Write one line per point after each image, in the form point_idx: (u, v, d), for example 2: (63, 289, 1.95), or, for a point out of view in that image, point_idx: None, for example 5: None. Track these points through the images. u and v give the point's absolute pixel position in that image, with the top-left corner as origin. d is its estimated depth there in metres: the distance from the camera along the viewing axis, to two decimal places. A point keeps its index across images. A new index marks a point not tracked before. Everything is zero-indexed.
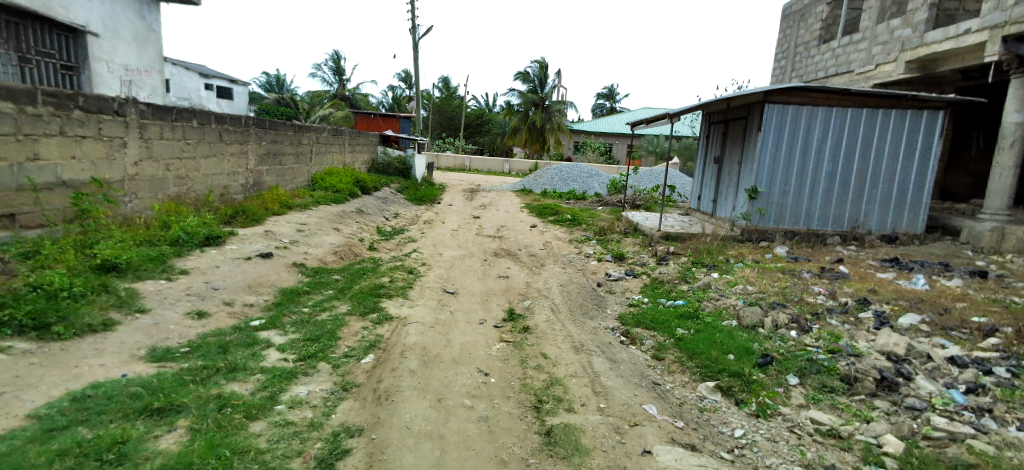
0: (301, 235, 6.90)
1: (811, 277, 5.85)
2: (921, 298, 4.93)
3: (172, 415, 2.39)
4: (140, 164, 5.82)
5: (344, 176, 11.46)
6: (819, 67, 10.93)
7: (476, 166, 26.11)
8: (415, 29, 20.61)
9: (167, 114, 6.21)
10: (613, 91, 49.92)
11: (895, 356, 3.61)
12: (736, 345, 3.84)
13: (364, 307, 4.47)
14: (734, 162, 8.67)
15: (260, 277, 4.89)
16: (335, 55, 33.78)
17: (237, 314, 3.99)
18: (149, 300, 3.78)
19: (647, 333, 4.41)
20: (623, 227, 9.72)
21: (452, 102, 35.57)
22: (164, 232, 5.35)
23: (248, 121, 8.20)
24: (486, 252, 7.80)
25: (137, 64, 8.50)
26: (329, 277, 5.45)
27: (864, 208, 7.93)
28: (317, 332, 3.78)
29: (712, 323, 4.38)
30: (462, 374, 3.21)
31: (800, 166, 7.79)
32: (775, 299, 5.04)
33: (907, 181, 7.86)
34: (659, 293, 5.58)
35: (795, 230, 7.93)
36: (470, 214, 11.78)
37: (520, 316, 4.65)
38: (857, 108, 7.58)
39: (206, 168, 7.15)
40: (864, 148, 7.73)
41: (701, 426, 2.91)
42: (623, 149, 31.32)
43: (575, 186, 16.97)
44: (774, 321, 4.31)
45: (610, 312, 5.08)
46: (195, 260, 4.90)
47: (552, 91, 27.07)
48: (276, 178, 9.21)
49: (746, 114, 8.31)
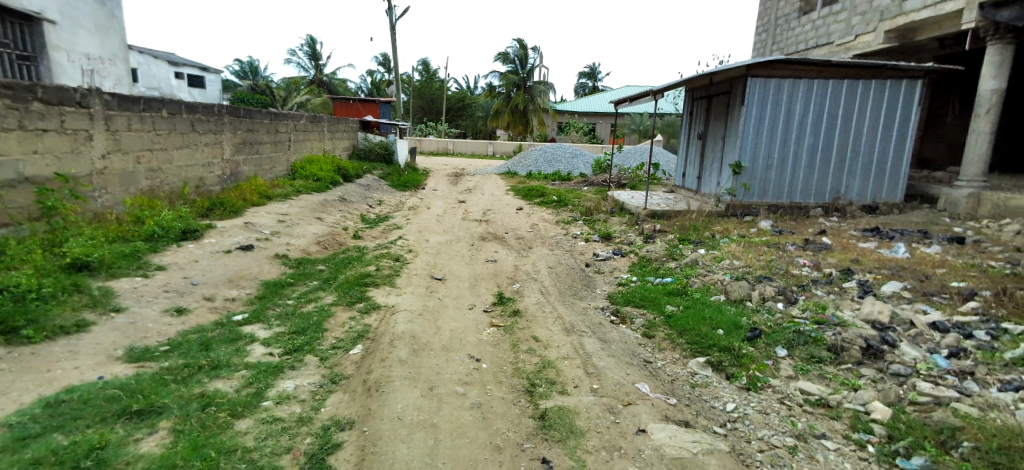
0: (282, 226, 6.75)
1: (795, 250, 5.89)
2: (903, 266, 5.00)
3: (153, 416, 2.32)
4: (109, 157, 5.61)
5: (324, 164, 11.25)
6: (799, 39, 10.92)
7: (459, 149, 25.90)
8: (391, 11, 20.14)
9: (134, 105, 5.98)
10: (594, 70, 49.67)
11: (880, 324, 3.62)
12: (725, 320, 3.84)
13: (351, 297, 4.39)
14: (718, 138, 8.65)
15: (242, 270, 4.78)
16: (310, 40, 32.97)
17: (218, 309, 3.89)
18: (125, 299, 3.66)
19: (637, 311, 4.41)
20: (609, 207, 9.71)
21: (433, 84, 35.05)
22: (138, 228, 5.19)
23: (221, 110, 7.95)
24: (472, 236, 7.74)
25: (99, 53, 8.18)
26: (313, 268, 5.35)
27: (845, 180, 7.99)
28: (303, 324, 3.70)
29: (701, 299, 4.39)
30: (451, 361, 3.16)
31: (783, 139, 7.80)
32: (761, 272, 5.06)
33: (887, 151, 7.93)
34: (647, 271, 5.58)
35: (778, 203, 7.98)
36: (455, 199, 11.68)
37: (509, 299, 4.62)
38: (837, 79, 7.58)
39: (179, 159, 6.93)
40: (845, 120, 7.76)
41: (693, 402, 2.90)
42: (606, 128, 31.26)
43: (560, 166, 16.91)
44: (762, 293, 4.33)
45: (599, 292, 5.07)
46: (173, 256, 4.76)
47: (533, 72, 26.75)
48: (253, 168, 8.99)
49: (728, 89, 8.26)
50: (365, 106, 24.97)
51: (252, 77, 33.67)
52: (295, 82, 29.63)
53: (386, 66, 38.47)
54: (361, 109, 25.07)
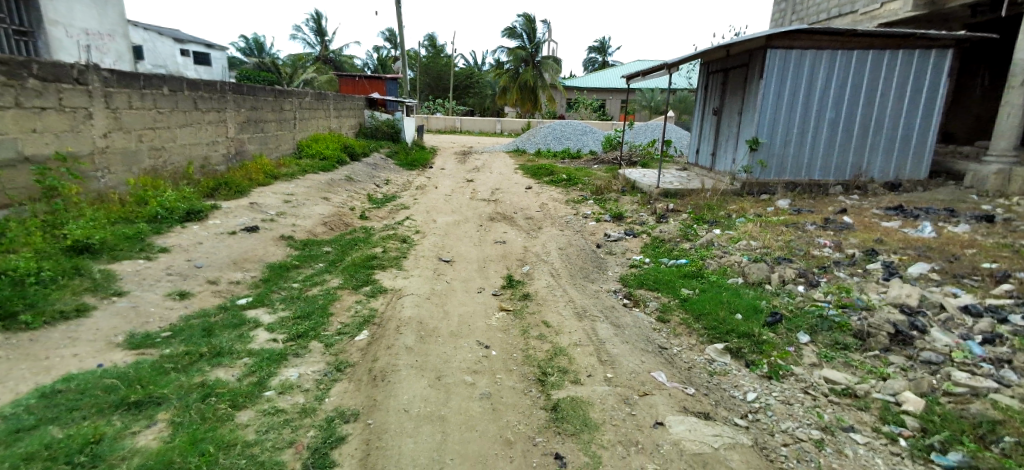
0: (288, 207, 6.64)
1: (815, 230, 5.70)
2: (930, 246, 4.78)
3: (151, 408, 2.23)
4: (110, 136, 5.50)
5: (331, 142, 11.10)
6: (821, 8, 10.51)
7: (467, 127, 25.60)
8: None
9: (134, 82, 5.83)
10: (604, 45, 48.71)
11: (909, 308, 3.45)
12: (743, 303, 3.70)
13: (357, 281, 4.29)
14: (734, 112, 8.38)
15: (246, 252, 4.68)
16: (316, 15, 32.47)
17: (222, 293, 3.80)
18: (128, 282, 3.57)
19: (651, 294, 4.27)
20: (620, 185, 9.51)
21: (440, 60, 34.52)
22: (141, 208, 5.10)
23: (224, 87, 7.79)
24: (481, 216, 7.60)
25: (98, 28, 8.03)
26: (319, 249, 5.25)
27: (868, 156, 7.72)
28: (308, 309, 3.61)
29: (718, 282, 4.25)
30: (460, 348, 3.05)
31: (802, 114, 7.53)
32: (780, 253, 4.89)
33: (912, 126, 7.64)
34: (660, 253, 5.43)
35: (796, 181, 7.75)
36: (463, 178, 11.52)
37: (519, 282, 4.50)
38: (862, 50, 7.27)
39: (183, 138, 6.82)
40: (868, 93, 7.46)
41: (712, 391, 2.78)
42: (616, 104, 30.74)
43: (569, 144, 16.63)
44: (781, 276, 4.17)
45: (611, 274, 4.94)
46: (176, 237, 4.67)
47: (541, 46, 26.18)
48: (259, 147, 8.86)
49: (746, 61, 7.96)
50: (372, 83, 24.60)
51: (258, 55, 33.32)
52: (302, 59, 29.27)
53: (393, 42, 37.91)
54: (368, 86, 24.71)
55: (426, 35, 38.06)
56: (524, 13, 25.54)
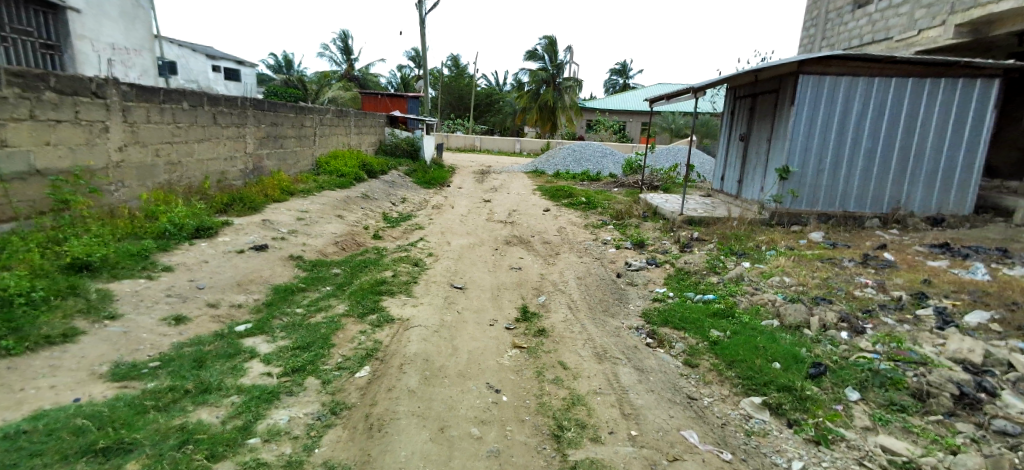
0: (301, 224, 6.50)
1: (853, 267, 5.34)
2: (984, 291, 4.46)
3: (120, 456, 2.00)
4: (126, 150, 5.42)
5: (349, 159, 11.05)
6: (853, 35, 10.22)
7: (487, 146, 25.59)
8: (423, 4, 19.79)
9: (155, 96, 5.80)
10: (626, 68, 48.80)
11: (973, 366, 3.19)
12: (781, 351, 3.42)
13: (363, 308, 4.05)
14: (763, 139, 8.07)
15: (252, 272, 4.50)
16: (342, 34, 33.11)
17: (221, 318, 3.58)
18: (123, 304, 3.38)
19: (676, 334, 3.96)
20: (641, 210, 9.23)
21: (462, 80, 34.84)
22: (150, 224, 4.98)
23: (245, 103, 7.77)
24: (497, 239, 7.37)
25: (124, 43, 8.10)
26: (328, 271, 5.04)
27: (907, 188, 7.32)
28: (310, 338, 3.39)
29: (751, 324, 3.93)
30: (467, 392, 2.78)
31: (837, 142, 7.19)
32: (817, 293, 4.57)
33: (955, 158, 7.23)
34: (685, 286, 5.11)
35: (829, 213, 7.37)
36: (481, 198, 11.35)
37: (535, 315, 4.22)
38: (901, 78, 6.94)
39: (201, 153, 6.75)
40: (908, 122, 7.10)
41: (750, 456, 2.52)
42: (637, 127, 30.60)
43: (589, 166, 16.39)
44: (822, 321, 3.87)
45: (632, 309, 4.64)
46: (182, 255, 4.51)
47: (563, 68, 26.12)
48: (277, 162, 8.81)
49: (776, 87, 7.68)
50: (395, 101, 24.75)
51: (286, 72, 34.10)
52: (327, 77, 29.84)
53: (416, 61, 38.50)
54: (390, 104, 24.86)
55: (448, 55, 38.63)
56: (545, 35, 25.52)
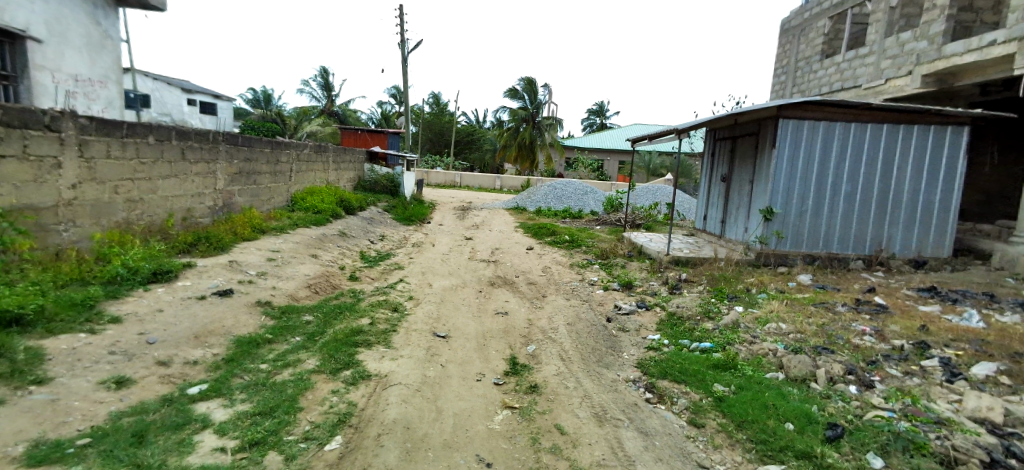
0: (272, 265, 6.10)
1: (847, 311, 5.16)
2: (984, 339, 4.30)
3: None
4: (80, 187, 5.02)
5: (326, 195, 10.70)
6: (823, 82, 10.45)
7: (467, 182, 25.54)
8: (404, 43, 19.95)
9: (116, 130, 5.46)
10: (603, 108, 49.94)
11: (995, 426, 2.95)
12: (793, 409, 3.15)
13: (337, 363, 3.67)
14: (745, 181, 8.03)
15: (212, 323, 4.10)
16: (323, 70, 33.20)
17: (171, 379, 3.17)
18: (55, 365, 2.98)
19: (678, 388, 3.66)
20: (626, 249, 9.06)
21: (443, 117, 35.06)
22: (102, 268, 4.56)
23: (216, 138, 7.44)
24: (480, 280, 7.05)
25: (88, 74, 7.77)
26: (299, 319, 4.63)
27: (887, 230, 7.29)
28: (273, 401, 3.02)
29: (756, 378, 3.66)
30: (454, 469, 2.46)
31: (818, 185, 7.17)
32: (818, 341, 4.34)
33: (932, 201, 7.25)
34: (680, 333, 4.85)
35: (814, 254, 7.27)
36: (462, 235, 11.06)
37: (524, 368, 3.90)
38: (876, 123, 7.01)
39: (165, 190, 6.36)
40: (885, 166, 7.13)
41: None
42: (615, 165, 30.99)
43: (570, 203, 16.29)
44: (829, 374, 3.63)
45: (627, 358, 4.34)
46: (133, 303, 4.11)
47: (542, 107, 26.39)
48: (249, 198, 8.43)
49: (756, 130, 7.71)
50: (374, 137, 24.59)
51: (265, 106, 33.90)
52: (306, 111, 29.73)
53: (397, 97, 38.81)
54: (370, 139, 24.68)
55: (430, 93, 39.04)
56: (523, 79, 25.75)
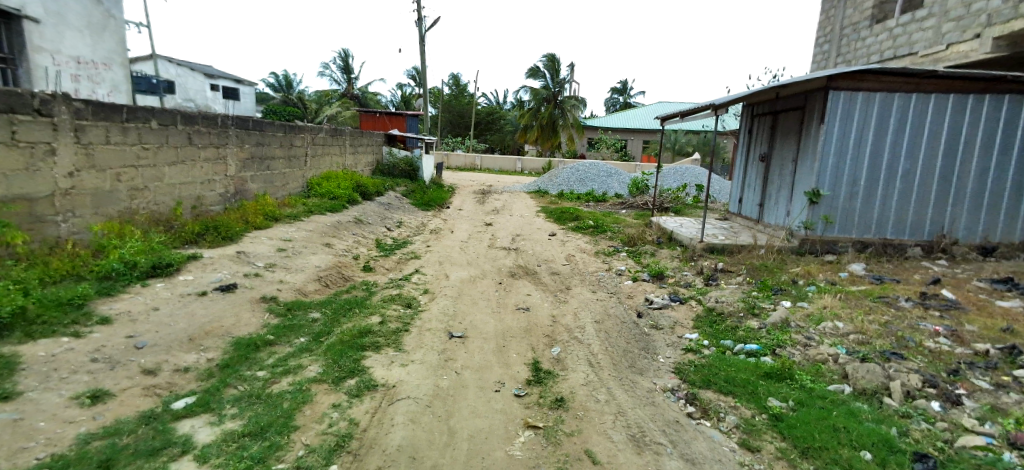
0: (281, 256, 5.78)
1: (912, 308, 4.60)
2: None
3: None
4: (78, 174, 4.74)
5: (343, 180, 10.39)
6: (871, 50, 9.63)
7: (488, 165, 25.09)
8: (422, 22, 19.38)
9: (115, 114, 5.15)
10: (627, 87, 48.90)
11: None
12: (868, 434, 2.67)
13: (340, 370, 3.30)
14: (788, 160, 7.40)
15: (210, 323, 3.77)
16: (344, 53, 32.93)
17: (156, 391, 2.85)
18: (28, 377, 2.68)
19: (724, 401, 3.19)
20: (655, 235, 8.52)
21: (463, 99, 34.57)
22: (97, 262, 4.29)
23: (226, 121, 7.13)
24: (500, 271, 6.62)
25: (90, 56, 7.57)
26: (305, 317, 4.28)
27: (950, 214, 6.61)
28: (266, 418, 2.67)
29: (818, 391, 3.17)
30: None
31: (872, 164, 6.51)
32: (884, 345, 3.81)
33: (1002, 181, 6.53)
34: (722, 333, 4.36)
35: (866, 240, 6.65)
36: (482, 221, 10.65)
37: (550, 375, 3.49)
38: (941, 94, 6.29)
39: (172, 177, 6.08)
40: (950, 143, 6.43)
41: None
42: (639, 145, 30.11)
43: (594, 186, 15.70)
44: (905, 387, 3.13)
45: (663, 363, 3.88)
46: (127, 301, 3.82)
47: (564, 85, 25.48)
48: (262, 185, 8.14)
49: (802, 104, 7.05)
50: (393, 120, 24.19)
51: (287, 91, 33.81)
52: (328, 95, 29.72)
53: (416, 78, 38.29)
54: (389, 122, 24.31)
55: (449, 75, 38.54)
56: (545, 55, 24.90)
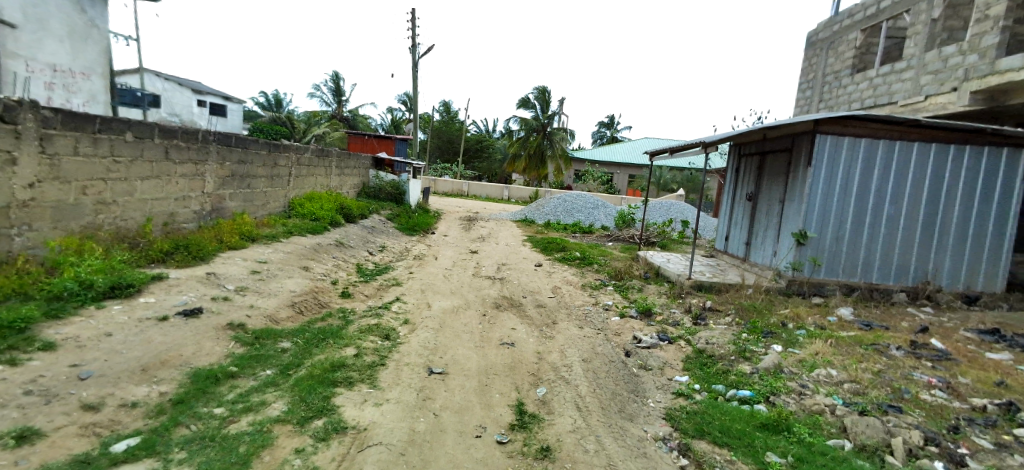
0: (254, 279, 5.50)
1: (904, 357, 4.48)
2: None
3: None
4: (40, 185, 4.47)
5: (326, 202, 10.15)
6: (852, 98, 9.82)
7: (475, 192, 25.04)
8: (415, 49, 19.50)
9: (88, 124, 4.92)
10: (615, 121, 49.74)
11: None
12: None
13: (307, 409, 3.03)
14: (775, 200, 7.38)
15: (168, 351, 3.48)
16: (336, 76, 33.04)
17: (95, 430, 2.55)
18: None
19: (719, 454, 2.99)
20: (642, 270, 8.40)
21: (453, 126, 34.73)
22: (51, 281, 3.99)
23: (207, 137, 6.90)
24: (484, 301, 6.40)
25: (68, 64, 7.33)
26: (274, 347, 4.00)
27: (934, 260, 6.60)
28: (216, 465, 2.39)
29: (818, 447, 2.99)
30: None
31: (858, 208, 6.51)
32: (881, 396, 3.66)
33: (984, 230, 6.56)
34: (713, 377, 4.18)
35: (852, 284, 6.59)
36: (467, 248, 10.45)
37: (535, 420, 3.26)
38: (925, 142, 6.35)
39: (144, 191, 5.80)
40: (933, 190, 6.46)
41: None
42: (625, 179, 30.39)
43: (580, 217, 15.66)
44: (908, 445, 2.96)
45: (654, 409, 3.67)
46: (78, 325, 3.52)
47: (553, 118, 25.79)
48: (241, 203, 7.87)
49: (790, 145, 7.07)
50: (382, 144, 24.11)
51: (276, 110, 33.67)
52: (318, 116, 29.67)
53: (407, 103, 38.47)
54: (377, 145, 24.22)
55: (440, 101, 38.83)
56: (535, 88, 25.30)
